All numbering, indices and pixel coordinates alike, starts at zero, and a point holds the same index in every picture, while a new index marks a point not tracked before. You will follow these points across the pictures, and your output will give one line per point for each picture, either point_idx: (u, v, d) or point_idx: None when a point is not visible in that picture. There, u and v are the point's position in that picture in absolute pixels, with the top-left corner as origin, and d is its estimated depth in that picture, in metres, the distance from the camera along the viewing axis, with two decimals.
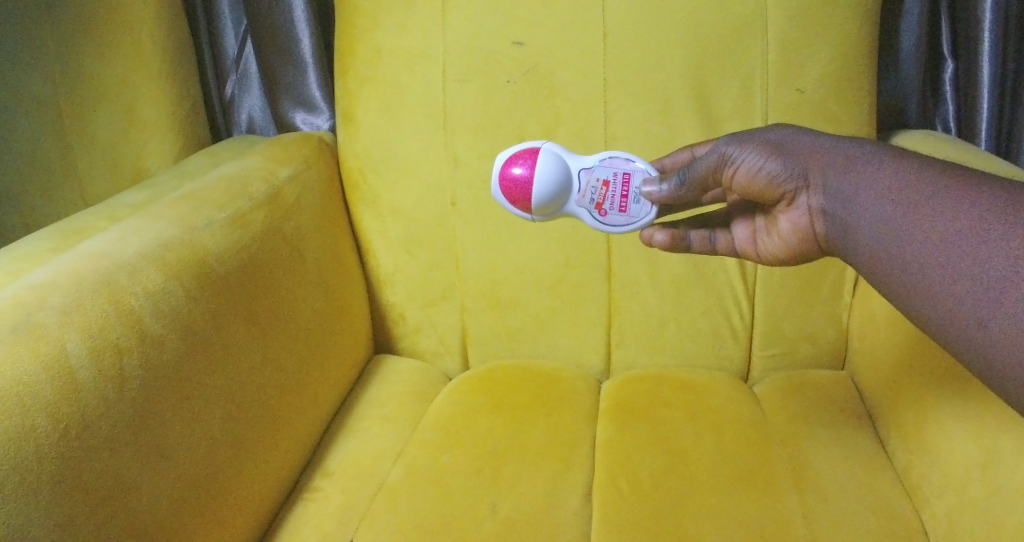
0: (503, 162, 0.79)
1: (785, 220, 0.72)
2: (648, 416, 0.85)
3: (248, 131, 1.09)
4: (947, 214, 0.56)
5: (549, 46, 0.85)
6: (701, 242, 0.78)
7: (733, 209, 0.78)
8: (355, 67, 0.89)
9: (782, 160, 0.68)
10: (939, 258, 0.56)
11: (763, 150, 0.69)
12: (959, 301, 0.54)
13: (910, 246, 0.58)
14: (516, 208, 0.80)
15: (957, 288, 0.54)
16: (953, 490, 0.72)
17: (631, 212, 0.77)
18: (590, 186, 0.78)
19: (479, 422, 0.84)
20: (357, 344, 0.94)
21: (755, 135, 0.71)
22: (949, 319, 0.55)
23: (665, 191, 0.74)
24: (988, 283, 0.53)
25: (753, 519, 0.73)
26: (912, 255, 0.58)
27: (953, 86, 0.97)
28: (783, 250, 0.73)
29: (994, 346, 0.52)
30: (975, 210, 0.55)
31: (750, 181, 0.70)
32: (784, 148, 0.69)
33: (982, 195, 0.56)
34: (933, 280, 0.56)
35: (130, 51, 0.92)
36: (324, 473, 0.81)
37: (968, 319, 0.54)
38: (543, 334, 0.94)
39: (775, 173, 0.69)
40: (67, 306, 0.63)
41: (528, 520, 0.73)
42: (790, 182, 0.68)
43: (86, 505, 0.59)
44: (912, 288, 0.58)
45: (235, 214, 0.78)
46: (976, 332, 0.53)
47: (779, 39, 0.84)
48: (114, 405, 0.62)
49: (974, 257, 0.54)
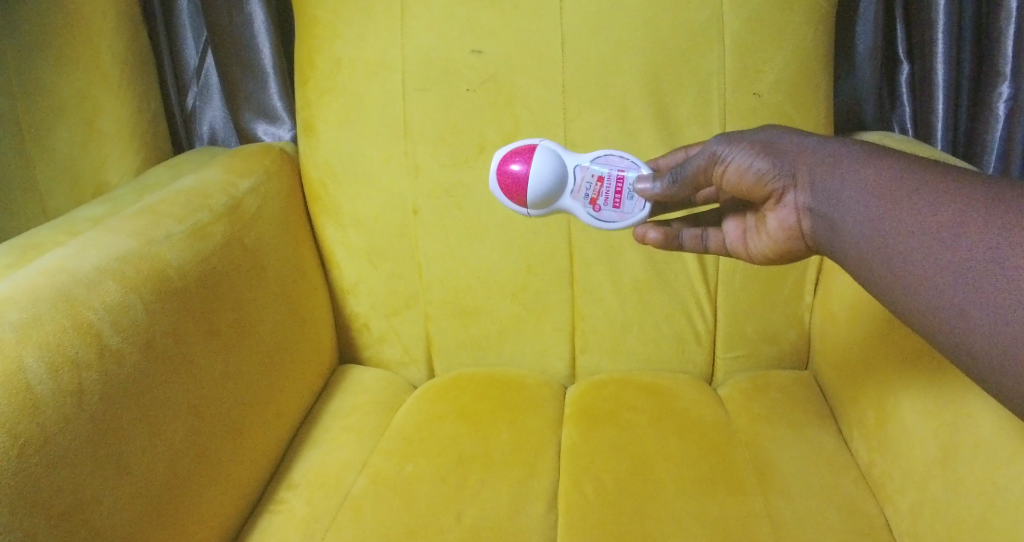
0: (502, 158, 0.80)
1: (773, 219, 0.71)
2: (613, 420, 0.85)
3: (210, 142, 1.09)
4: (927, 208, 0.57)
5: (507, 55, 0.86)
6: (692, 241, 0.78)
7: (725, 207, 0.78)
8: (315, 78, 0.89)
9: (771, 158, 0.68)
10: (920, 252, 0.56)
11: (752, 149, 0.69)
12: (939, 293, 0.55)
13: (893, 241, 0.58)
14: (512, 203, 0.81)
15: (938, 280, 0.55)
16: (914, 487, 0.73)
17: (625, 209, 0.77)
18: (585, 182, 0.79)
19: (444, 430, 0.85)
20: (322, 353, 0.94)
21: (745, 134, 0.71)
22: (930, 312, 0.56)
23: (658, 189, 0.74)
24: (968, 275, 0.54)
25: (717, 520, 0.74)
26: (894, 250, 0.58)
27: (908, 87, 0.98)
28: (772, 250, 0.73)
29: (974, 337, 0.53)
30: (956, 204, 0.56)
31: (739, 179, 0.70)
32: (774, 147, 0.68)
33: (963, 190, 0.56)
34: (914, 274, 0.57)
35: (90, 62, 0.94)
36: (289, 485, 0.81)
37: (949, 311, 0.55)
38: (507, 341, 0.95)
39: (762, 172, 0.68)
40: (24, 322, 0.62)
41: (493, 526, 0.74)
42: (778, 180, 0.68)
43: (46, 520, 0.59)
44: (895, 283, 0.59)
45: (194, 227, 0.78)
46: (958, 322, 0.54)
47: (735, 44, 0.84)
48: (75, 420, 0.62)
49: (953, 249, 0.55)
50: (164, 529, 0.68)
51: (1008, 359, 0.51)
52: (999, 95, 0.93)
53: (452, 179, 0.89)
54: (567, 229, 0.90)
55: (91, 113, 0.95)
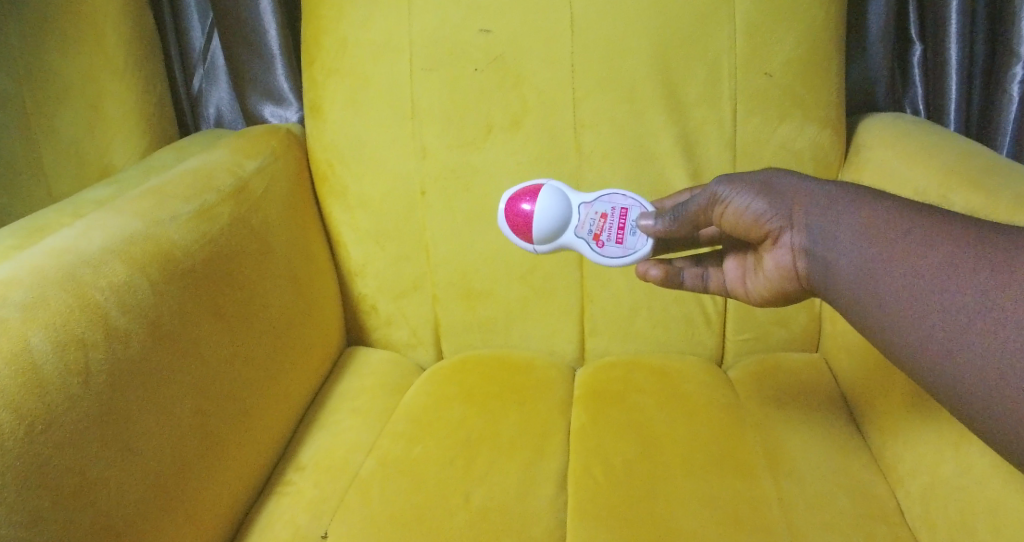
0: (509, 198, 0.81)
1: (771, 259, 0.70)
2: (621, 403, 0.85)
3: (216, 125, 1.08)
4: (919, 250, 0.58)
5: (514, 35, 0.85)
6: (693, 280, 0.78)
7: (727, 246, 0.78)
8: (320, 59, 0.89)
9: (769, 199, 0.68)
10: (912, 293, 0.57)
11: (751, 190, 0.69)
12: (930, 332, 0.55)
13: (886, 282, 0.59)
14: (519, 241, 0.81)
15: (929, 320, 0.56)
16: (927, 469, 0.72)
17: (628, 245, 0.77)
18: (589, 218, 0.79)
19: (452, 412, 0.84)
20: (329, 335, 0.93)
21: (745, 175, 0.71)
22: (920, 351, 0.56)
23: (659, 226, 0.75)
24: (960, 316, 0.54)
25: (727, 501, 0.73)
26: (887, 291, 0.59)
27: (922, 69, 0.97)
28: (768, 290, 0.73)
29: (964, 377, 0.53)
30: (948, 246, 0.56)
31: (737, 220, 0.70)
32: (771, 189, 0.69)
33: (954, 232, 0.57)
34: (907, 314, 0.57)
35: (94, 46, 0.93)
36: (297, 467, 0.81)
37: (938, 351, 0.55)
38: (514, 323, 0.94)
39: (760, 212, 0.68)
40: (29, 302, 0.62)
41: (503, 509, 0.73)
42: (776, 221, 0.68)
43: (52, 500, 0.58)
44: (886, 323, 0.59)
45: (201, 208, 0.78)
46: (946, 362, 0.54)
47: (746, 23, 0.83)
48: (81, 398, 0.62)
49: (944, 292, 0.55)
50: (173, 521, 0.68)
51: (997, 399, 0.52)
52: (1013, 76, 0.92)
53: (460, 159, 0.89)
54: None
55: (96, 97, 0.95)
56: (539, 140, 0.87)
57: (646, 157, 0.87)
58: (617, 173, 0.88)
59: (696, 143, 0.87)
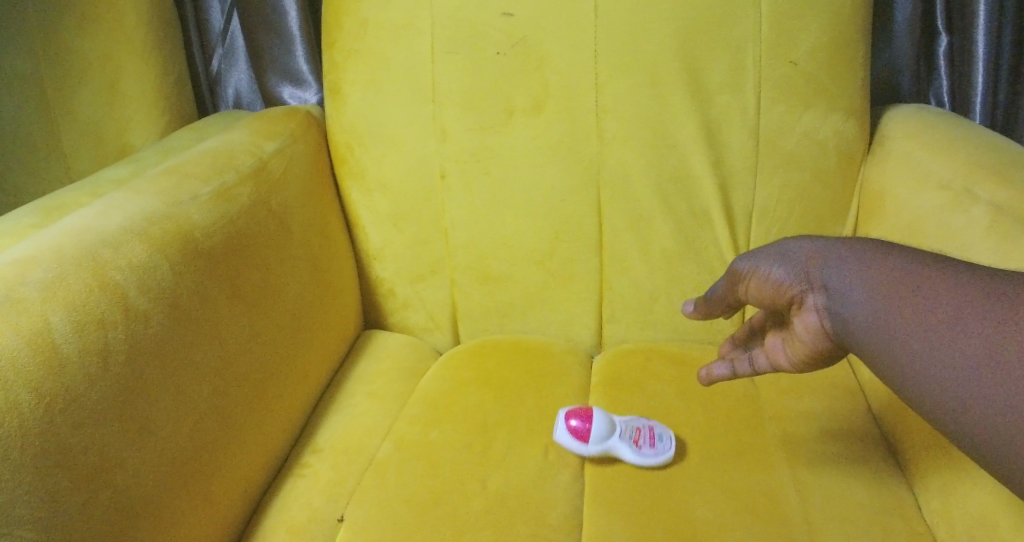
0: None
1: (800, 324, 0.66)
2: (639, 390, 0.84)
3: (235, 106, 1.08)
4: (930, 304, 0.56)
5: (537, 18, 0.84)
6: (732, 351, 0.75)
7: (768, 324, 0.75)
8: (341, 41, 0.88)
9: (787, 266, 0.67)
10: (924, 348, 0.55)
11: (769, 260, 0.68)
12: (943, 387, 0.54)
13: (898, 337, 0.57)
14: None
15: (943, 375, 0.54)
16: (946, 462, 0.72)
17: None
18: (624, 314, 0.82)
19: (469, 396, 0.84)
20: (346, 318, 0.93)
21: (766, 247, 0.71)
22: (935, 404, 0.55)
23: (695, 310, 0.78)
24: (970, 369, 0.52)
25: (745, 493, 0.73)
26: (901, 345, 0.57)
27: (947, 60, 0.96)
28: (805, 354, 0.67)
29: (978, 431, 0.52)
30: (956, 298, 0.55)
31: (761, 291, 0.69)
32: (788, 255, 0.67)
33: (962, 284, 0.55)
34: (920, 370, 0.55)
35: (111, 26, 0.93)
36: (313, 449, 0.81)
37: (951, 405, 0.53)
38: (532, 309, 0.94)
39: (781, 280, 0.67)
40: (48, 281, 0.62)
41: (519, 494, 0.73)
42: (797, 285, 0.65)
43: (69, 482, 0.58)
44: (901, 378, 0.57)
45: (219, 189, 0.77)
46: (961, 416, 0.53)
47: (772, 9, 0.82)
48: (100, 380, 0.61)
49: (954, 346, 0.53)
50: (184, 517, 0.67)
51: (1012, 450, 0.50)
52: None
53: (480, 143, 0.88)
54: (596, 195, 0.89)
55: (115, 75, 0.95)
56: (561, 126, 0.87)
57: (668, 143, 0.87)
58: (638, 158, 0.87)
59: (719, 129, 0.86)
